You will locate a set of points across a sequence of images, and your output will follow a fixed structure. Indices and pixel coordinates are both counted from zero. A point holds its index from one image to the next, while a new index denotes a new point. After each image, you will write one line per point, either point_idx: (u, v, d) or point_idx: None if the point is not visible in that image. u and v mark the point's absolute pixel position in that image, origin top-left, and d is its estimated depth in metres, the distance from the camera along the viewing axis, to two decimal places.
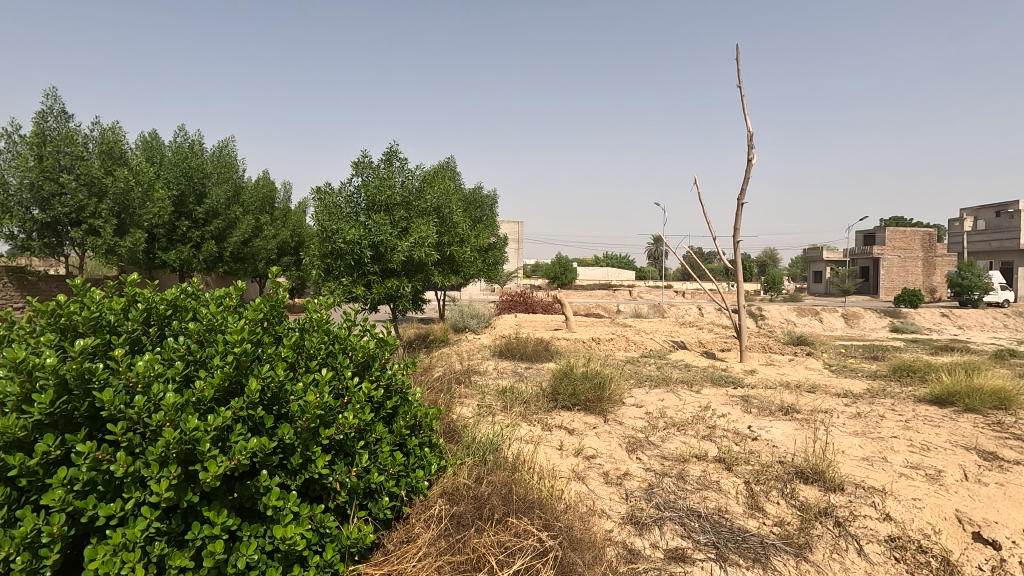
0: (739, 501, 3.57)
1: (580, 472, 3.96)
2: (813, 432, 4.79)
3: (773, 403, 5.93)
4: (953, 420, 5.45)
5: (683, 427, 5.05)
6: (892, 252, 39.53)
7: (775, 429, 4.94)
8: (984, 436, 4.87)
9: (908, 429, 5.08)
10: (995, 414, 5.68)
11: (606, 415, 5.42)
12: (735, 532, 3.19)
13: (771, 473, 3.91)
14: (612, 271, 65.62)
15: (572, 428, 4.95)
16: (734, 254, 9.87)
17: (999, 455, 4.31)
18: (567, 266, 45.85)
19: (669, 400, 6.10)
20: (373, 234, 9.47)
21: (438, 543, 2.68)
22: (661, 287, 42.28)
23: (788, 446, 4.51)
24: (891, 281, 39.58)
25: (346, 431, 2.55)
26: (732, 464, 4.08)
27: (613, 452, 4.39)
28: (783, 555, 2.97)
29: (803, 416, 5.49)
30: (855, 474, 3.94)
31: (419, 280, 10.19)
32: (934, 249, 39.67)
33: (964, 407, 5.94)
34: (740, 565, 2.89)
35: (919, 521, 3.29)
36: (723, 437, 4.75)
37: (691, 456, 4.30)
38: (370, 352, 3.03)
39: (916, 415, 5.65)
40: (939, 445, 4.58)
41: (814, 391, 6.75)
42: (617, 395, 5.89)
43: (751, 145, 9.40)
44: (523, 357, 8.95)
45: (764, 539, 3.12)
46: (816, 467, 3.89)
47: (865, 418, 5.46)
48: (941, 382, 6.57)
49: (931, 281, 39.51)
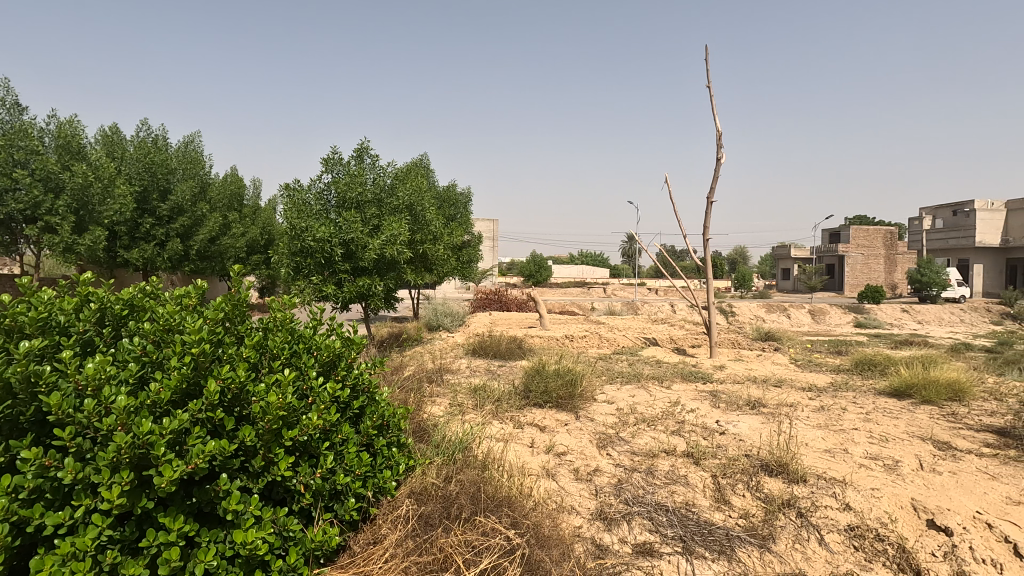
0: (706, 494, 3.64)
1: (550, 469, 3.97)
2: (778, 426, 4.88)
3: (740, 398, 6.04)
4: (911, 412, 5.64)
5: (653, 422, 5.11)
6: (856, 249, 40.85)
7: (741, 423, 5.03)
8: (939, 426, 5.07)
9: (868, 421, 5.23)
10: (950, 406, 5.90)
11: (578, 412, 5.45)
12: (701, 525, 3.25)
13: (737, 467, 3.98)
14: (587, 269, 66.17)
15: (543, 425, 4.96)
16: (705, 252, 10.04)
17: (953, 445, 4.48)
18: (541, 265, 45.45)
19: (639, 396, 6.16)
20: (344, 231, 9.32)
21: (405, 543, 2.65)
22: (635, 285, 42.67)
23: (753, 439, 4.59)
24: (855, 278, 40.89)
25: (310, 432, 2.53)
26: (699, 459, 4.14)
27: (584, 449, 4.39)
28: (747, 547, 3.05)
29: (769, 410, 5.60)
30: (817, 466, 4.03)
31: (391, 278, 10.05)
32: (896, 247, 41.11)
33: (921, 399, 6.15)
34: (706, 558, 2.95)
35: (877, 510, 3.38)
36: (692, 432, 4.82)
37: (660, 451, 4.35)
38: (336, 352, 2.98)
39: (877, 407, 5.83)
40: (897, 436, 4.74)
41: (780, 385, 6.91)
42: (588, 392, 5.91)
43: (721, 145, 9.43)
44: (497, 355, 8.91)
45: (729, 531, 3.18)
46: (780, 460, 3.96)
47: (828, 411, 5.60)
48: (900, 375, 6.78)
49: (892, 278, 40.87)
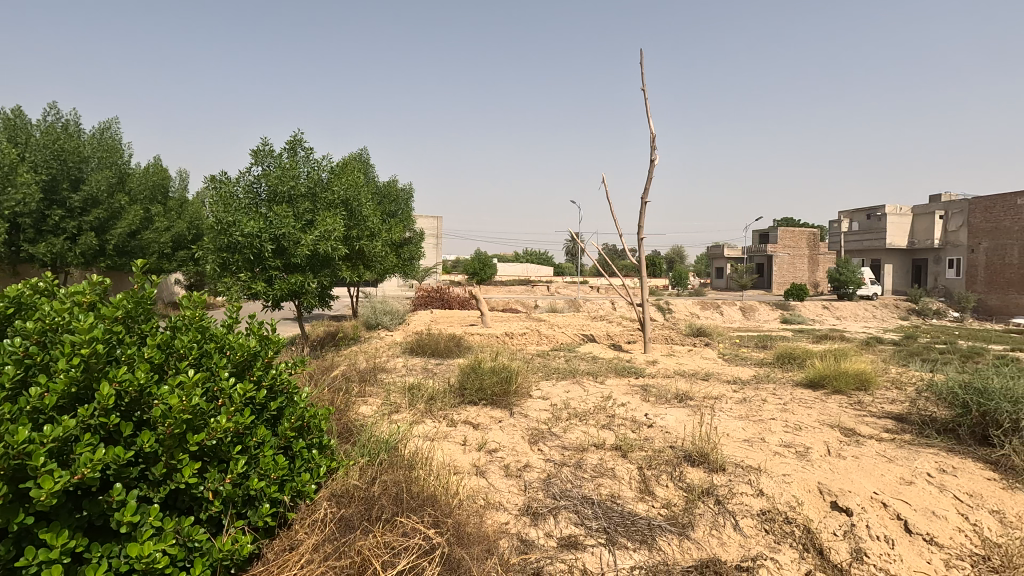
0: (631, 486, 3.73)
1: (480, 467, 3.96)
2: (702, 417, 5.09)
3: (669, 391, 6.26)
4: (823, 401, 6.04)
5: (585, 417, 5.20)
6: (782, 250, 43.31)
7: (668, 416, 5.21)
8: (846, 414, 5.44)
9: (785, 411, 5.54)
10: (857, 395, 6.35)
11: (512, 408, 5.47)
12: (625, 516, 3.33)
13: (662, 458, 4.11)
14: (531, 268, 66.79)
15: (476, 423, 4.95)
16: (640, 251, 10.33)
17: (858, 432, 4.82)
18: (486, 263, 45.41)
19: (573, 392, 6.25)
20: (274, 226, 8.94)
21: (323, 547, 2.56)
22: (577, 283, 43.42)
23: (678, 431, 4.75)
24: (782, 276, 43.38)
25: (218, 436, 2.39)
26: (627, 451, 4.25)
27: (515, 445, 4.41)
28: (667, 536, 3.15)
29: (695, 402, 5.83)
30: (735, 454, 4.22)
31: (325, 276, 9.74)
32: (818, 248, 43.90)
33: (832, 389, 6.59)
34: (627, 548, 3.03)
35: (786, 494, 3.58)
36: (621, 425, 4.95)
37: (590, 445, 4.43)
38: (251, 351, 2.83)
39: (793, 398, 6.20)
40: (809, 424, 5.05)
41: (707, 379, 7.21)
42: (523, 388, 5.95)
43: (654, 147, 9.70)
44: (435, 353, 8.82)
45: (651, 521, 3.28)
46: (701, 450, 4.13)
47: (749, 402, 5.90)
48: (815, 367, 7.24)
49: (814, 277, 43.62)
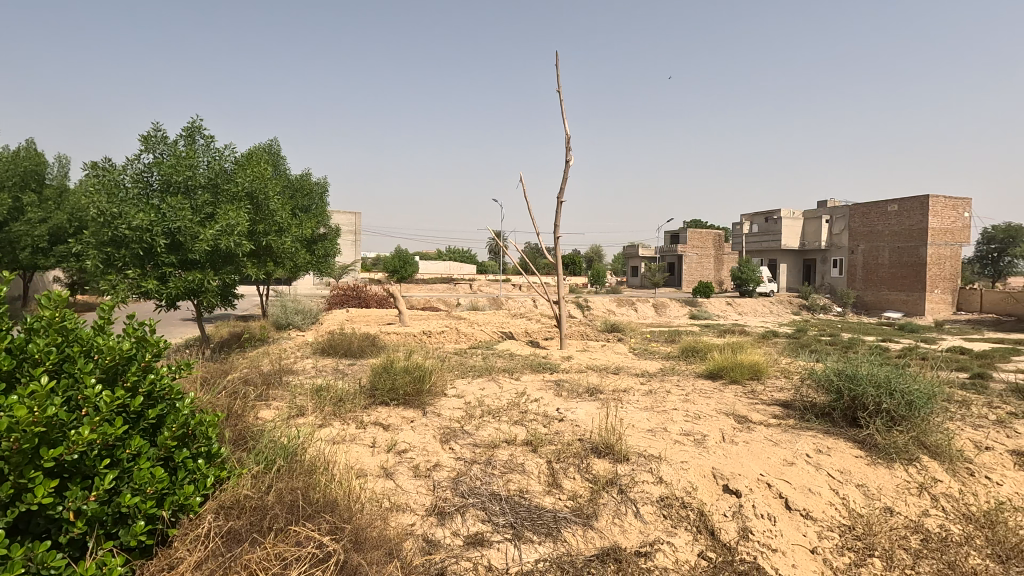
0: (539, 480, 3.78)
1: (388, 468, 3.85)
2: (610, 410, 5.27)
3: (581, 386, 6.43)
4: (721, 391, 6.45)
5: (498, 414, 5.22)
6: (691, 249, 45.97)
7: (579, 410, 5.35)
8: (740, 403, 5.85)
9: (686, 401, 5.86)
10: (751, 384, 6.85)
11: (425, 408, 5.39)
12: (532, 510, 3.37)
13: (570, 451, 4.21)
14: (454, 266, 66.44)
15: (387, 424, 4.82)
16: (557, 249, 10.55)
17: (749, 418, 5.20)
18: (407, 260, 44.58)
19: (488, 389, 6.27)
20: (168, 219, 8.24)
21: (205, 565, 2.38)
22: (499, 281, 43.69)
23: (588, 424, 4.89)
24: (691, 275, 46.04)
25: (79, 450, 2.14)
26: (537, 446, 4.31)
27: (426, 445, 4.34)
28: (571, 527, 3.22)
29: (605, 396, 6.03)
30: (639, 444, 4.40)
31: (228, 273, 9.13)
32: (722, 249, 47.02)
33: (729, 379, 7.06)
34: (532, 541, 3.07)
35: (683, 480, 3.77)
36: (533, 421, 5.02)
37: (501, 441, 4.45)
38: (125, 354, 2.56)
39: (694, 389, 6.57)
40: (707, 413, 5.37)
41: (618, 373, 7.49)
42: (437, 387, 5.88)
43: (570, 148, 9.93)
44: (347, 354, 8.52)
45: (556, 513, 3.34)
46: (607, 442, 4.26)
47: (655, 394, 6.19)
48: (715, 359, 7.72)
49: (719, 275, 46.67)
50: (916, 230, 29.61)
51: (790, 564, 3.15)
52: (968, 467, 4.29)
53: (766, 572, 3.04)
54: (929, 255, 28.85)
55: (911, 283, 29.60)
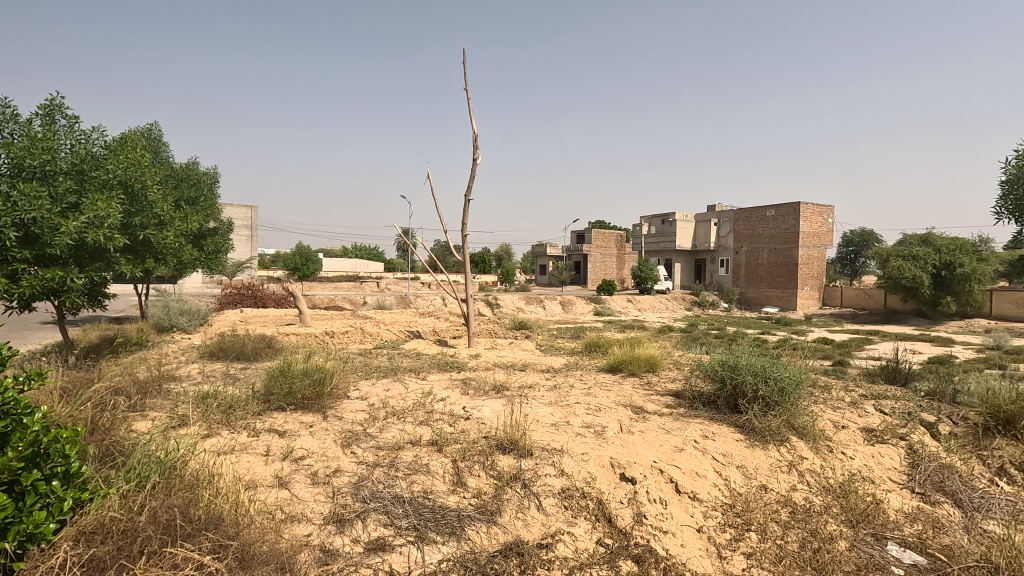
0: (444, 480, 3.75)
1: (284, 477, 3.64)
2: (516, 406, 5.35)
3: (488, 383, 6.47)
4: (620, 384, 6.79)
5: (403, 414, 5.12)
6: (596, 249, 47.89)
7: (485, 407, 5.38)
8: (637, 394, 6.18)
9: (588, 395, 6.09)
10: (647, 376, 7.26)
11: (325, 412, 5.16)
12: (436, 511, 3.33)
13: (475, 449, 4.21)
14: (360, 264, 64.30)
15: (283, 430, 4.55)
16: (464, 247, 10.52)
17: (645, 409, 5.50)
18: (309, 258, 42.50)
19: (393, 390, 6.12)
20: (20, 209, 7.01)
21: None
22: (408, 279, 42.87)
23: (493, 421, 4.93)
24: (595, 273, 47.96)
25: None
26: (442, 446, 4.27)
27: (325, 450, 4.15)
28: (476, 525, 3.23)
29: (511, 393, 6.11)
30: (543, 439, 4.50)
31: (95, 270, 8.16)
32: (624, 248, 49.44)
33: (628, 372, 7.44)
34: (436, 542, 3.04)
35: (584, 471, 3.91)
36: (439, 420, 4.97)
37: (406, 443, 4.36)
38: None
39: (596, 382, 6.86)
40: (607, 405, 5.62)
41: (524, 369, 7.63)
42: (339, 389, 5.65)
43: (477, 147, 9.95)
44: (239, 357, 7.95)
45: (460, 512, 3.33)
46: (512, 437, 4.32)
47: (559, 389, 6.37)
48: (615, 354, 8.10)
49: (621, 273, 49.04)
50: (789, 233, 32.93)
51: (679, 544, 3.37)
52: (828, 444, 4.85)
53: (658, 552, 3.24)
54: (800, 256, 32.24)
55: (785, 281, 32.90)
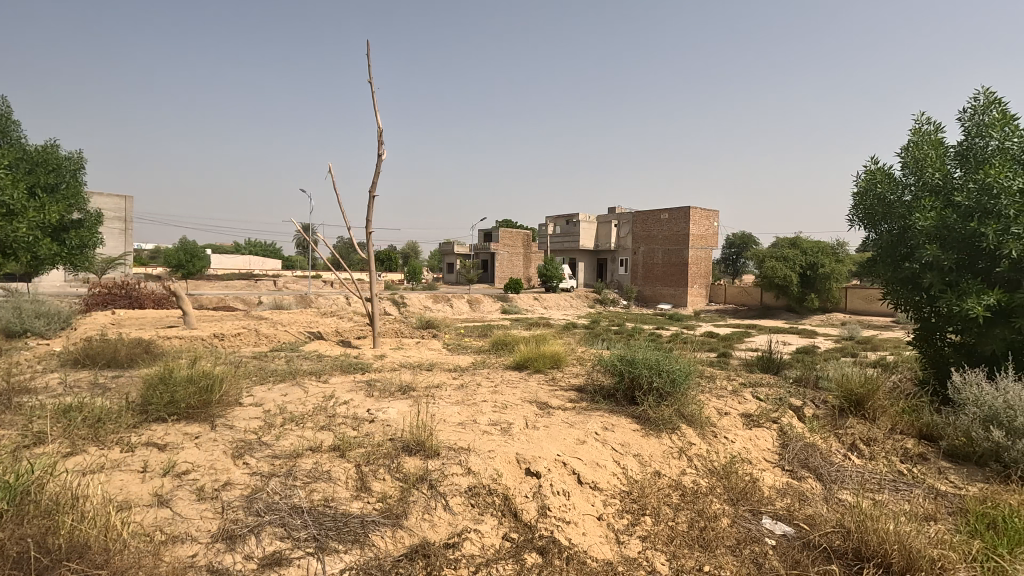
0: (346, 486, 3.62)
1: (165, 494, 3.32)
2: (422, 407, 5.28)
3: (393, 384, 6.32)
4: (526, 381, 6.93)
5: (302, 420, 4.87)
6: (503, 248, 48.44)
7: (390, 409, 5.25)
8: (542, 390, 6.35)
9: (495, 393, 6.16)
10: (552, 372, 7.48)
11: (213, 421, 4.77)
12: (338, 518, 3.21)
13: (379, 452, 4.11)
14: (254, 261, 60.19)
15: (163, 443, 4.15)
16: (369, 245, 10.19)
17: (549, 404, 5.66)
18: (195, 253, 39.06)
19: (291, 395, 5.79)
20: None
21: None
22: (308, 278, 40.77)
23: (399, 423, 4.83)
24: (502, 272, 48.54)
25: None
26: (345, 451, 4.12)
27: (213, 462, 3.84)
28: (380, 530, 3.15)
29: (417, 393, 6.02)
30: (449, 438, 4.49)
31: None
32: (530, 248, 50.46)
33: (534, 369, 7.61)
34: (337, 552, 2.92)
35: (490, 469, 3.95)
36: (341, 424, 4.79)
37: (305, 450, 4.15)
38: None
39: (503, 380, 6.95)
40: (514, 402, 5.71)
41: (431, 369, 7.55)
42: (229, 396, 5.25)
43: (382, 142, 9.67)
44: (110, 365, 7.13)
45: (364, 518, 3.23)
46: (418, 439, 4.26)
47: (466, 388, 6.38)
48: (521, 351, 8.25)
49: (528, 272, 50.04)
50: (681, 235, 35.38)
51: (581, 533, 3.50)
52: (713, 430, 5.27)
53: (561, 543, 3.35)
54: (690, 257, 34.76)
55: (678, 279, 35.31)
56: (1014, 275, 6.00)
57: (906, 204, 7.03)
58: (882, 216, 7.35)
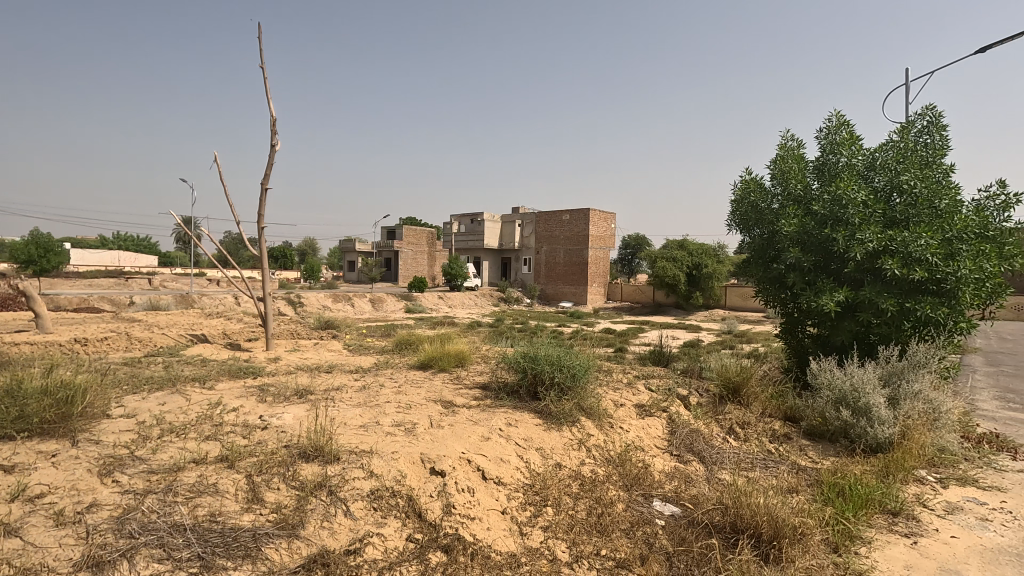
0: (235, 498, 3.38)
1: (13, 523, 2.90)
2: (320, 411, 5.06)
3: (288, 388, 5.99)
4: (431, 380, 6.87)
5: (184, 430, 4.47)
6: (407, 246, 47.52)
7: (285, 415, 4.97)
8: (447, 389, 6.33)
9: (399, 393, 6.05)
10: (456, 371, 7.47)
11: (75, 437, 4.23)
12: (226, 534, 2.99)
13: (273, 461, 3.88)
14: (125, 257, 54.09)
15: (11, 464, 3.62)
16: (261, 242, 9.55)
17: (454, 403, 5.66)
18: (50, 248, 34.32)
19: (170, 404, 5.29)
20: None
21: None
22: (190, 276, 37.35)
23: (295, 429, 4.59)
24: (406, 270, 47.65)
25: None
26: (234, 461, 3.84)
27: (74, 482, 3.41)
28: (275, 542, 2.98)
29: (315, 397, 5.76)
30: (350, 442, 4.34)
31: None
32: (435, 246, 49.96)
33: (438, 368, 7.57)
34: (226, 570, 2.73)
35: (393, 470, 3.88)
36: (230, 433, 4.45)
37: (187, 462, 3.81)
38: None
39: (406, 380, 6.84)
40: (418, 402, 5.65)
41: (330, 371, 7.24)
42: (95, 408, 4.68)
43: (276, 132, 9.09)
44: None
45: (256, 531, 3.04)
46: (316, 444, 4.08)
47: (368, 390, 6.19)
48: (426, 351, 8.16)
49: (432, 271, 49.54)
50: (581, 236, 36.82)
51: (486, 528, 3.55)
52: (610, 421, 5.57)
53: (465, 539, 3.37)
54: (590, 257, 36.29)
55: (578, 279, 36.73)
56: (858, 275, 6.93)
57: (774, 212, 7.88)
58: (755, 221, 8.15)
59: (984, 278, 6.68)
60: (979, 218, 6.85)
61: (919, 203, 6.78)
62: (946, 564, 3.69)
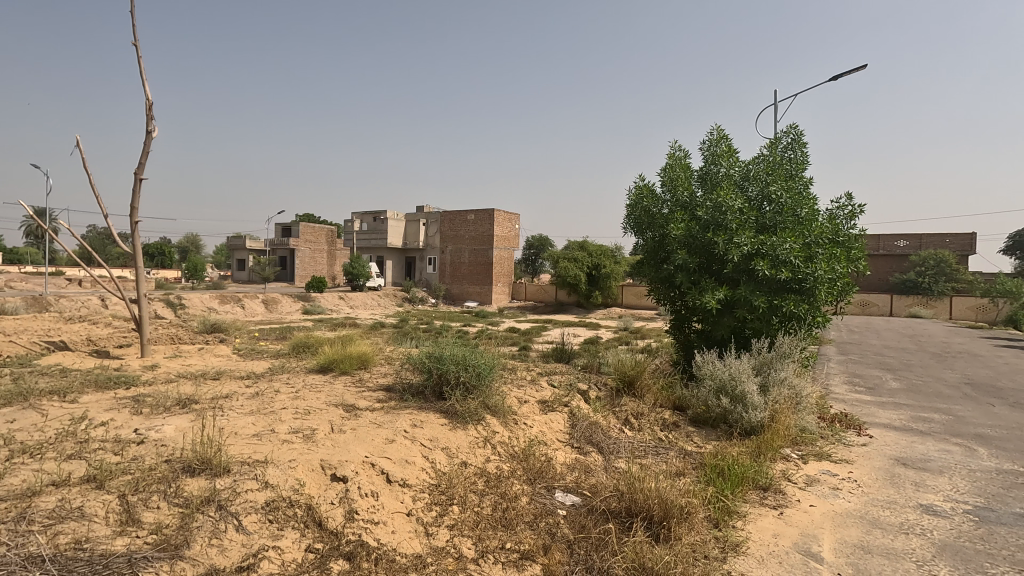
0: (106, 522, 3.05)
1: None
2: (206, 421, 4.69)
3: (169, 398, 5.48)
4: (331, 384, 6.61)
5: (41, 450, 3.94)
6: (304, 244, 45.12)
7: (165, 427, 4.55)
8: (348, 393, 6.13)
9: (296, 399, 5.76)
10: (359, 373, 7.25)
11: None
12: (95, 561, 2.69)
13: (152, 477, 3.54)
14: None
15: None
16: (136, 239, 8.62)
17: (356, 406, 5.50)
18: None
19: (22, 421, 4.63)
20: None
21: None
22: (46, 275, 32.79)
23: (177, 442, 4.22)
24: (303, 269, 45.26)
25: None
26: (104, 481, 3.46)
27: None
28: (154, 565, 2.73)
29: (200, 406, 5.32)
30: (242, 452, 4.07)
31: None
32: (335, 244, 47.93)
33: (339, 370, 7.29)
34: None
35: (290, 479, 3.69)
36: (98, 450, 4.00)
37: (45, 486, 3.37)
38: None
39: (304, 385, 6.52)
40: (317, 407, 5.42)
41: (217, 378, 6.72)
42: None
43: (152, 119, 8.25)
44: None
45: (132, 555, 2.76)
46: (203, 457, 3.78)
47: (261, 396, 5.83)
48: (326, 353, 7.83)
49: (333, 270, 47.49)
50: (486, 237, 37.13)
51: (390, 531, 3.49)
52: (514, 417, 5.69)
53: (368, 545, 3.30)
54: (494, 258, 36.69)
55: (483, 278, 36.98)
56: (736, 275, 7.65)
57: (664, 216, 8.44)
58: (647, 224, 8.70)
59: (836, 278, 7.64)
60: (831, 225, 7.83)
61: (785, 211, 7.59)
62: (806, 530, 4.20)
